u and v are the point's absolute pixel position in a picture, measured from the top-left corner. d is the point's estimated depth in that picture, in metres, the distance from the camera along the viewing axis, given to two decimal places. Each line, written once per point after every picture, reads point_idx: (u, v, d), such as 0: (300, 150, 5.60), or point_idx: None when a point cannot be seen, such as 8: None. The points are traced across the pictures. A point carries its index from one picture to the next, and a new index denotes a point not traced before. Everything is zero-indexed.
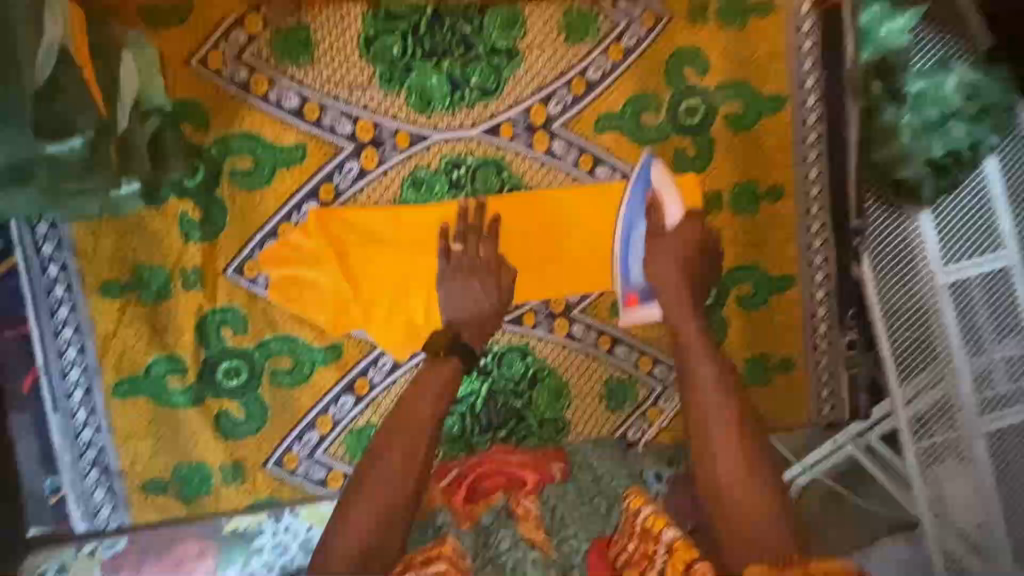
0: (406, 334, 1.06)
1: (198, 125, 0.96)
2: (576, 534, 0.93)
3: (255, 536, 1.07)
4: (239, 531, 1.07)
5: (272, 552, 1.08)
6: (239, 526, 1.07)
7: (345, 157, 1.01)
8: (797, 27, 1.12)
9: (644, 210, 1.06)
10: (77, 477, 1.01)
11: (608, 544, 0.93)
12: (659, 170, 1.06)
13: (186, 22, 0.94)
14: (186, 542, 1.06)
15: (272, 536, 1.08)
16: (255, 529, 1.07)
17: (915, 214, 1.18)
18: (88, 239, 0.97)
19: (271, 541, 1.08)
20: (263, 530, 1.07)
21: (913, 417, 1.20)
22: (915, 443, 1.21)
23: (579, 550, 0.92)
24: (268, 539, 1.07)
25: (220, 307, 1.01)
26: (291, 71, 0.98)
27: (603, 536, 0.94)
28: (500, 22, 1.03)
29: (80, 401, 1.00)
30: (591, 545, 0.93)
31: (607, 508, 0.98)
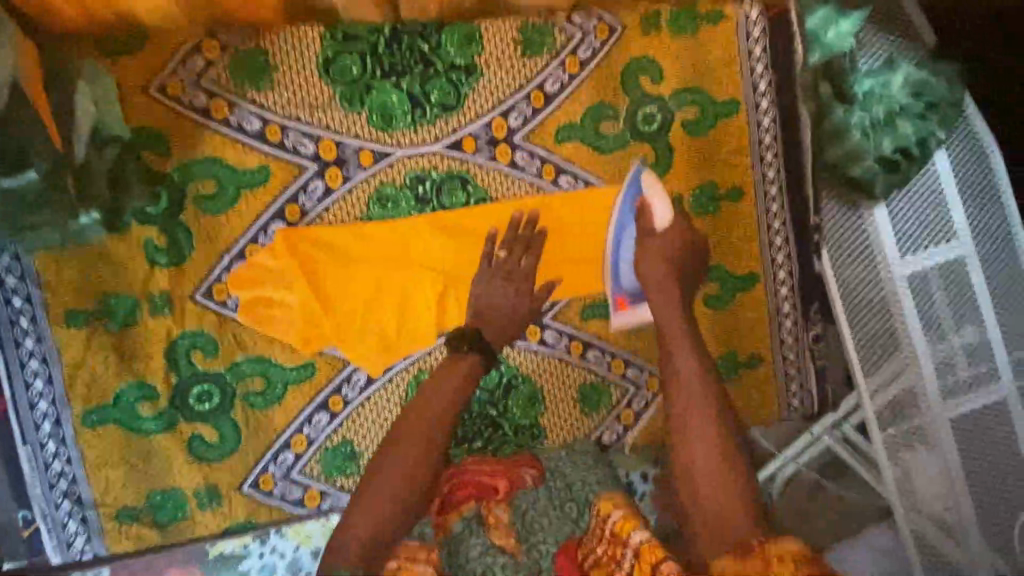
0: (381, 350, 1.07)
1: (160, 152, 0.96)
2: (547, 538, 0.92)
3: (241, 559, 1.10)
4: (225, 555, 1.09)
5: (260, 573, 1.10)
6: (225, 549, 1.09)
7: (310, 177, 1.02)
8: (748, 32, 1.16)
9: (633, 215, 1.07)
10: (50, 508, 0.99)
11: (577, 546, 0.93)
12: (647, 177, 1.09)
13: (143, 50, 0.95)
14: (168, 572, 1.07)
15: (259, 558, 1.10)
16: (241, 553, 1.09)
17: (870, 211, 1.19)
18: (51, 269, 0.96)
19: (258, 563, 1.10)
20: (249, 552, 1.10)
21: (879, 409, 1.24)
22: (881, 433, 1.25)
23: (549, 553, 0.91)
24: (255, 561, 1.10)
25: (189, 331, 1.01)
26: (251, 94, 0.99)
27: (574, 539, 0.94)
28: (458, 39, 1.05)
29: (49, 433, 0.98)
30: (560, 546, 0.92)
31: (578, 513, 0.97)
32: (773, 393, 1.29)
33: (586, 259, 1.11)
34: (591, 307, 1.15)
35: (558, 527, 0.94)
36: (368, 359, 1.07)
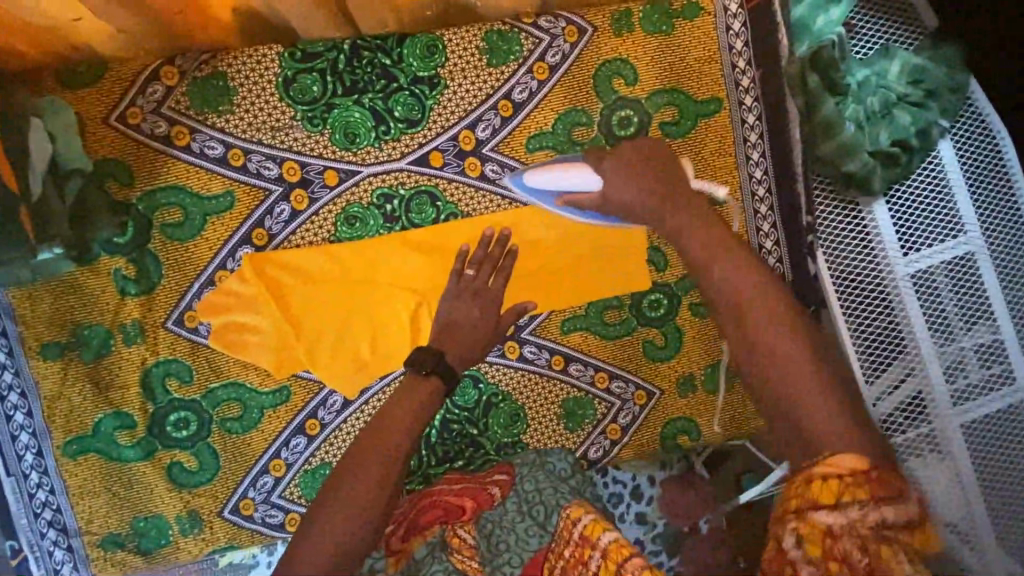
0: (351, 372, 1.05)
1: (123, 183, 0.96)
2: (510, 559, 0.98)
3: (250, 568, 1.13)
4: (234, 564, 1.12)
5: None
6: (233, 559, 1.12)
7: (275, 201, 1.01)
8: (728, 25, 1.11)
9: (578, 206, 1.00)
10: (35, 538, 1.01)
11: (545, 558, 0.96)
12: (534, 178, 1.00)
13: (102, 81, 0.95)
14: None
15: (268, 566, 1.13)
16: (250, 561, 1.13)
17: (869, 205, 1.12)
18: (26, 304, 0.97)
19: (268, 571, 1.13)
20: (258, 561, 1.13)
21: (886, 415, 1.15)
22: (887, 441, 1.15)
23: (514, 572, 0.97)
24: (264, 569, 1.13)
25: (163, 359, 1.01)
26: (211, 119, 0.98)
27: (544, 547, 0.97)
28: (421, 52, 1.02)
29: (31, 464, 1.00)
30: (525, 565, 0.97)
31: (544, 516, 1.01)
32: None
33: (558, 271, 1.09)
34: (571, 320, 1.12)
35: (523, 544, 0.99)
36: (342, 380, 1.05)
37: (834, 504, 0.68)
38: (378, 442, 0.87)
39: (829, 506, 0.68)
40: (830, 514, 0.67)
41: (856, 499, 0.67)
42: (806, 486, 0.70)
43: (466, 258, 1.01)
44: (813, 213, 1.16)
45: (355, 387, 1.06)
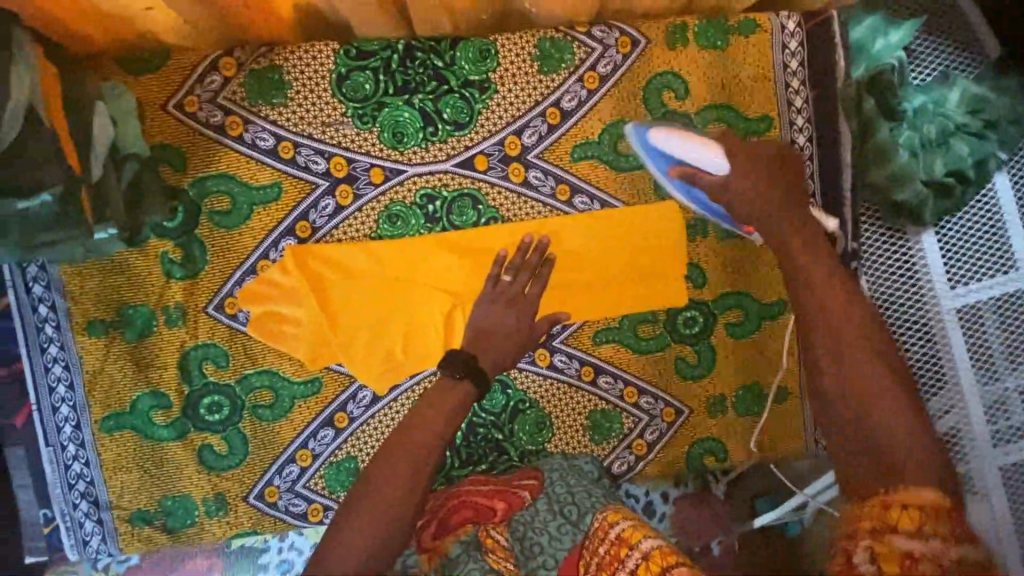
0: (383, 369, 1.06)
1: (177, 169, 0.99)
2: (544, 560, 0.88)
3: (260, 553, 1.12)
4: (246, 547, 1.12)
5: (278, 569, 1.12)
6: (246, 542, 1.12)
7: (320, 194, 1.02)
8: (784, 44, 1.08)
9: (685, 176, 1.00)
10: (68, 508, 1.04)
11: (580, 556, 0.87)
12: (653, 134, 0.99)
13: (163, 68, 0.97)
14: (194, 558, 1.10)
15: (278, 554, 1.12)
16: (261, 547, 1.12)
17: (917, 236, 1.10)
18: (75, 280, 1.00)
19: (277, 558, 1.12)
20: (269, 547, 1.12)
21: None
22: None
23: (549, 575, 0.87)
24: (274, 556, 1.12)
25: (202, 342, 1.03)
26: (265, 111, 0.99)
27: (576, 546, 0.89)
28: (473, 55, 1.02)
29: (70, 436, 1.02)
30: (560, 567, 0.87)
31: (577, 515, 0.92)
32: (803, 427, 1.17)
33: (595, 282, 1.08)
34: (604, 332, 1.11)
35: (556, 543, 0.89)
36: (375, 376, 1.06)
37: (913, 531, 0.65)
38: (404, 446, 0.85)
39: (910, 532, 0.65)
40: (910, 540, 0.64)
41: (936, 532, 0.65)
42: (883, 509, 0.68)
43: (504, 263, 1.01)
44: (857, 240, 1.11)
45: (386, 384, 1.07)
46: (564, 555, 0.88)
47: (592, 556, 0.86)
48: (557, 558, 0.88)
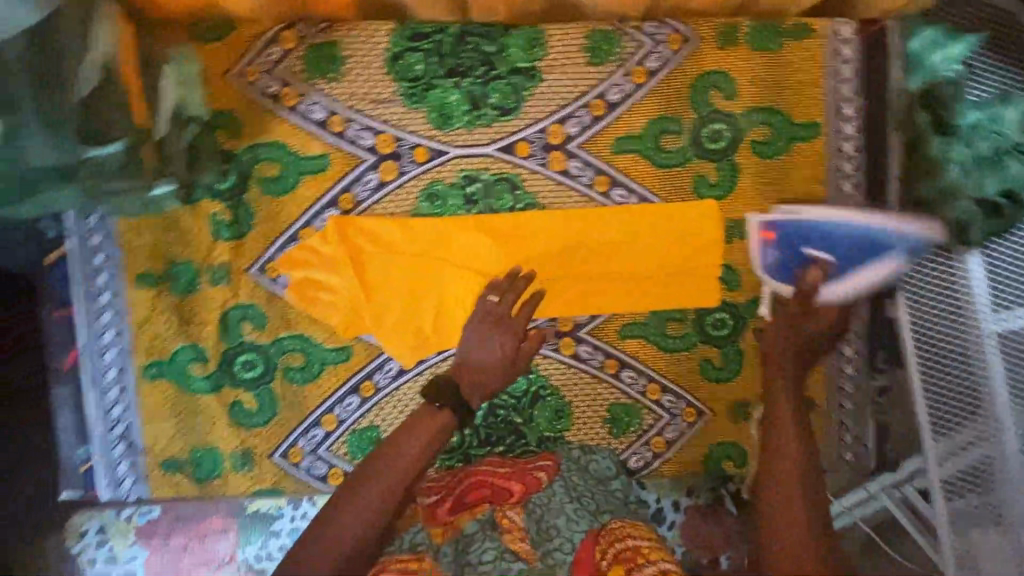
0: (404, 345, 1.09)
1: (232, 133, 1.03)
2: (561, 544, 0.90)
3: (274, 519, 1.16)
4: (261, 513, 1.16)
5: (289, 536, 1.16)
6: (261, 508, 1.16)
7: (366, 169, 1.05)
8: (838, 50, 1.07)
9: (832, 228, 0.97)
10: (106, 448, 1.09)
11: (594, 542, 0.90)
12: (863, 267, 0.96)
13: (228, 37, 1.01)
14: (211, 517, 1.17)
15: (290, 521, 1.16)
16: (275, 513, 1.16)
17: (963, 257, 1.06)
18: (130, 233, 1.05)
19: (288, 526, 1.16)
20: (282, 514, 1.16)
21: (948, 477, 1.08)
22: (945, 504, 1.08)
23: (564, 561, 0.88)
24: (286, 523, 1.16)
25: (242, 303, 1.07)
26: (320, 84, 1.03)
27: (592, 531, 0.92)
28: (524, 43, 1.04)
29: (113, 380, 1.08)
30: (576, 556, 0.88)
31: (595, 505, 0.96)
32: (822, 439, 1.17)
33: (626, 276, 1.09)
34: (630, 326, 1.11)
35: (573, 525, 0.92)
36: (402, 350, 1.09)
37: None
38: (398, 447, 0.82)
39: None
40: None
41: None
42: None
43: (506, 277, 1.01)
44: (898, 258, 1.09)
45: (411, 359, 1.09)
46: (580, 538, 0.90)
47: (608, 547, 0.89)
48: (574, 542, 0.90)
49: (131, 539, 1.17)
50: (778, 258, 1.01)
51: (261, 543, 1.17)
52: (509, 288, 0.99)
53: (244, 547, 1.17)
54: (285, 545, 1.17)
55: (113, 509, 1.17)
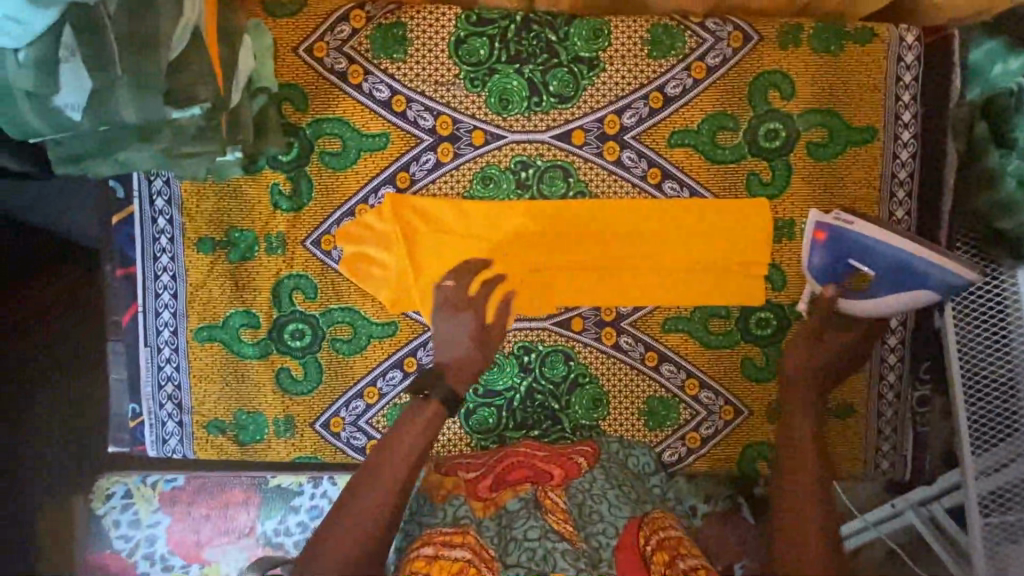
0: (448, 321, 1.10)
1: (298, 108, 1.06)
2: (605, 528, 0.90)
3: (294, 495, 1.28)
4: (282, 487, 1.29)
5: (307, 513, 1.28)
6: (282, 483, 1.29)
7: (423, 149, 1.08)
8: (900, 56, 1.07)
9: (883, 248, 0.97)
10: (155, 406, 1.13)
11: (638, 527, 0.91)
12: (907, 294, 0.98)
13: (300, 14, 1.05)
14: (234, 490, 1.29)
15: (309, 498, 1.28)
16: (296, 489, 1.28)
17: (1013, 269, 1.00)
18: (193, 198, 1.09)
19: (307, 503, 1.28)
20: (302, 491, 1.28)
21: (984, 493, 1.04)
22: (981, 520, 1.05)
23: (608, 544, 0.88)
24: (305, 500, 1.28)
25: (295, 273, 1.10)
26: (385, 64, 1.06)
27: (636, 518, 0.92)
28: (587, 33, 1.05)
29: (166, 340, 1.11)
30: (619, 541, 0.88)
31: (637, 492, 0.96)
32: (861, 448, 1.16)
33: (672, 270, 1.10)
34: (673, 319, 1.12)
35: (617, 511, 0.93)
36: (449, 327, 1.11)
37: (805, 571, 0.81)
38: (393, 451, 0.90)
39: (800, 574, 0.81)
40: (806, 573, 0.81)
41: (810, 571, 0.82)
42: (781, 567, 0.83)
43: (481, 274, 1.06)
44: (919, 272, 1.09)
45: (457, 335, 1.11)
46: (624, 523, 0.91)
47: (651, 534, 0.90)
48: (617, 527, 0.90)
49: (155, 504, 1.28)
50: (824, 260, 1.02)
51: (280, 517, 1.27)
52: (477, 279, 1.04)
53: (264, 521, 1.27)
54: (303, 522, 1.27)
55: (142, 473, 1.30)
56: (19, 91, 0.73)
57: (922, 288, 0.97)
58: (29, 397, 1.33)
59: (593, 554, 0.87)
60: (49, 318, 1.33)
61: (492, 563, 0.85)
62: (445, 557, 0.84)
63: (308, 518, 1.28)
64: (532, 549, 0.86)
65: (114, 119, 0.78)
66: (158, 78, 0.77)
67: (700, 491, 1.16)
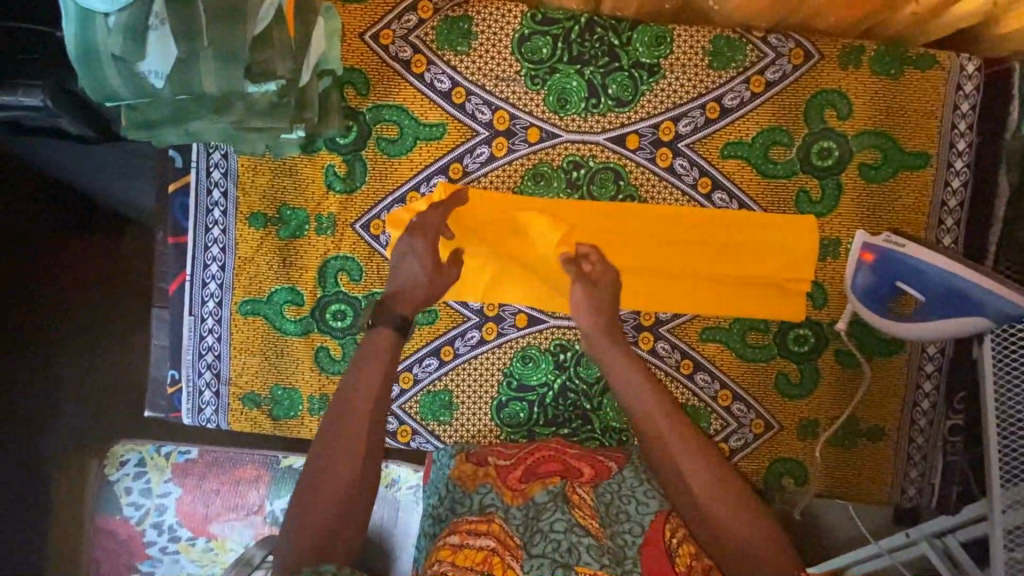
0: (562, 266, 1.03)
1: (359, 93, 1.08)
2: (631, 527, 0.90)
3: None
4: (292, 467, 1.31)
5: None
6: (293, 463, 1.32)
7: (478, 142, 1.09)
8: (959, 84, 1.07)
9: (931, 275, 0.98)
10: (194, 374, 1.15)
11: (664, 521, 0.91)
12: (954, 323, 0.98)
13: (370, 2, 1.07)
14: (245, 467, 1.31)
15: None
16: None
17: None
18: (249, 174, 1.10)
19: None
20: None
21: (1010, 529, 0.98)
22: (1005, 555, 0.98)
23: (634, 543, 0.88)
24: None
25: (341, 255, 1.11)
26: (448, 56, 1.07)
27: (663, 513, 0.93)
28: (649, 39, 1.07)
29: (211, 310, 1.13)
30: (646, 536, 0.89)
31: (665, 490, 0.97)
32: (889, 471, 1.16)
33: (714, 279, 1.10)
34: (712, 329, 1.13)
35: (643, 508, 0.93)
36: (496, 305, 1.13)
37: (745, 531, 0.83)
38: (352, 396, 0.86)
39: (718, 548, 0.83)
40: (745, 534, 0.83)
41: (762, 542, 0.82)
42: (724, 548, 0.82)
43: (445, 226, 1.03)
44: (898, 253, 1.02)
45: (527, 315, 1.13)
46: (650, 520, 0.91)
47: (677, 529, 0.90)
48: (643, 525, 0.90)
49: (167, 474, 1.30)
50: (868, 282, 1.03)
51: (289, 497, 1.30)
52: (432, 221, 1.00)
53: (272, 500, 1.30)
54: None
55: (154, 445, 1.32)
56: (108, 54, 0.76)
57: (971, 319, 0.96)
58: (50, 397, 1.40)
59: (617, 552, 0.86)
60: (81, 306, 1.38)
61: (515, 550, 0.84)
62: (470, 546, 0.84)
63: None
64: (557, 540, 0.84)
65: (196, 91, 0.80)
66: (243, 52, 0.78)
67: None
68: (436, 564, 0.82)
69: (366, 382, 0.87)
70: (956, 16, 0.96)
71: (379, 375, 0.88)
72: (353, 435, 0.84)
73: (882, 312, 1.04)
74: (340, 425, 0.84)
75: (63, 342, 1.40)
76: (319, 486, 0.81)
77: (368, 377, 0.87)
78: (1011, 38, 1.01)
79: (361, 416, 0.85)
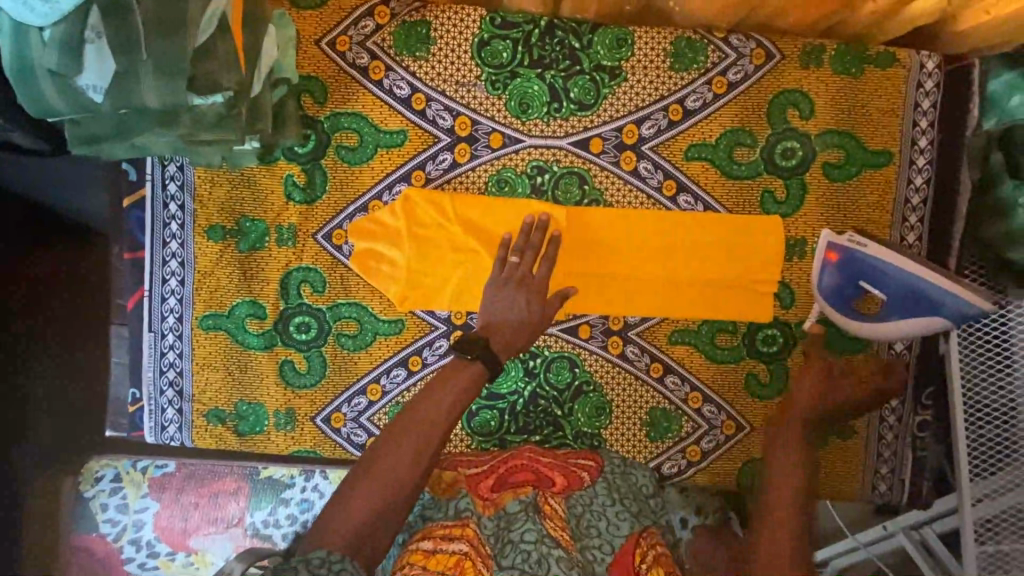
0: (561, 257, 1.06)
1: (317, 101, 1.06)
2: (601, 544, 0.88)
3: (285, 488, 1.28)
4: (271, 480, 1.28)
5: (297, 506, 1.27)
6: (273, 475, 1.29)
7: (440, 148, 1.07)
8: (919, 82, 1.07)
9: (896, 275, 0.98)
10: (155, 392, 1.13)
11: (636, 544, 0.89)
12: (917, 323, 0.99)
13: (326, 8, 1.05)
14: (225, 480, 1.28)
15: (300, 491, 1.28)
16: (287, 481, 1.28)
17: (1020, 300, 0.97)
18: (206, 186, 1.08)
19: (299, 495, 1.27)
20: (293, 484, 1.28)
21: (981, 522, 0.97)
22: (977, 548, 0.98)
23: (603, 559, 0.86)
24: (296, 493, 1.27)
25: (304, 266, 1.09)
26: (407, 62, 1.06)
27: (634, 534, 0.90)
28: (610, 42, 1.06)
29: (171, 326, 1.10)
30: (615, 556, 0.87)
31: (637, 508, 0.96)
32: (859, 468, 1.16)
33: (684, 282, 1.10)
34: (680, 332, 1.12)
35: (614, 529, 0.90)
36: (464, 313, 1.10)
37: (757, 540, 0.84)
38: (420, 415, 0.91)
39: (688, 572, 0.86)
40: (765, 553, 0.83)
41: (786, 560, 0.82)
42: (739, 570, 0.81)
43: (510, 245, 1.02)
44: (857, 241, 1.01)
45: None
46: (621, 541, 0.89)
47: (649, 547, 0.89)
48: (613, 545, 0.88)
49: (143, 490, 1.27)
50: (835, 281, 1.02)
51: (269, 509, 1.27)
52: (526, 245, 1.02)
53: (253, 512, 1.27)
54: (292, 515, 1.27)
55: (130, 459, 1.29)
56: (42, 68, 0.72)
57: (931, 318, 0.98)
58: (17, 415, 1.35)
59: (586, 566, 0.84)
60: (47, 319, 1.34)
61: (487, 560, 0.84)
62: (444, 551, 0.83)
63: (298, 511, 1.27)
64: (527, 551, 0.83)
65: (137, 105, 0.76)
66: (184, 61, 0.74)
67: (691, 504, 1.16)
68: (406, 567, 0.80)
69: (427, 412, 0.91)
70: (914, 15, 0.96)
71: (450, 407, 0.92)
72: (403, 459, 0.87)
73: (848, 311, 1.04)
74: (397, 446, 0.87)
75: (44, 342, 1.34)
76: (354, 494, 0.83)
77: (428, 408, 0.91)
78: (970, 35, 1.01)
79: (426, 435, 0.89)
